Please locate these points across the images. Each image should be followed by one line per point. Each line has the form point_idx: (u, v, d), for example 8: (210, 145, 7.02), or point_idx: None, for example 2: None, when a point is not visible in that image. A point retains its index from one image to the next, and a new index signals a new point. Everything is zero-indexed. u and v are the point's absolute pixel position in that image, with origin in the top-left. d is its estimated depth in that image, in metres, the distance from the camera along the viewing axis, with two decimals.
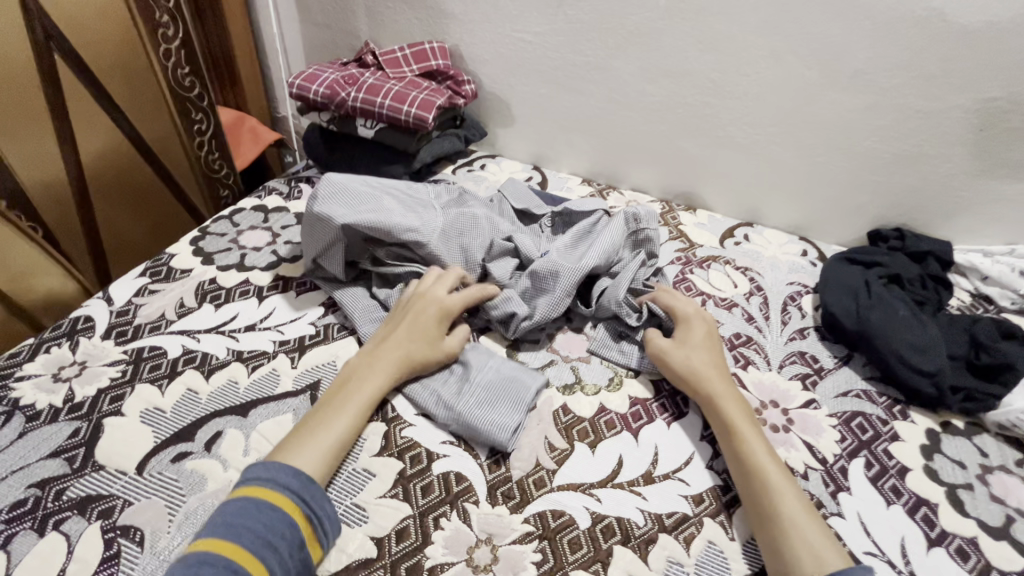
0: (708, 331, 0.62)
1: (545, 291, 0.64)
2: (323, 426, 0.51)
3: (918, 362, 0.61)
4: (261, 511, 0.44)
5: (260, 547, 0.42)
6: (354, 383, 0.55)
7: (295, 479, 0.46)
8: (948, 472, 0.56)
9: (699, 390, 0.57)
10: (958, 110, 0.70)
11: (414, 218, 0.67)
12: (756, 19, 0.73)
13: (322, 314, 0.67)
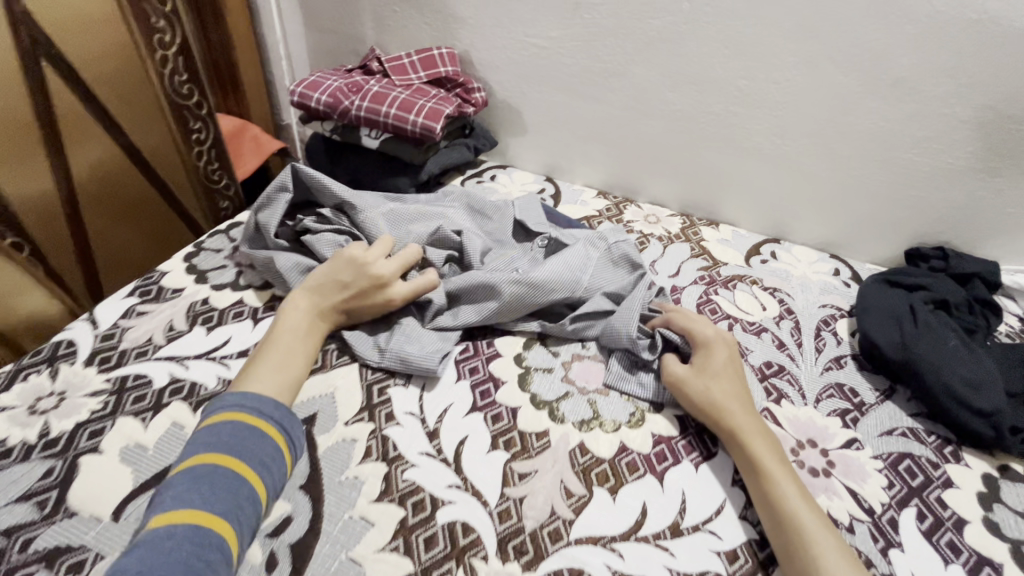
0: (730, 357, 0.57)
1: (476, 299, 0.63)
2: (271, 366, 0.53)
3: (973, 399, 0.55)
4: (256, 432, 0.46)
5: (261, 466, 0.44)
6: (296, 331, 0.57)
7: (276, 411, 0.48)
8: (1011, 526, 0.50)
9: (718, 418, 0.53)
10: (1011, 120, 0.65)
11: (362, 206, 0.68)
12: (788, 23, 0.68)
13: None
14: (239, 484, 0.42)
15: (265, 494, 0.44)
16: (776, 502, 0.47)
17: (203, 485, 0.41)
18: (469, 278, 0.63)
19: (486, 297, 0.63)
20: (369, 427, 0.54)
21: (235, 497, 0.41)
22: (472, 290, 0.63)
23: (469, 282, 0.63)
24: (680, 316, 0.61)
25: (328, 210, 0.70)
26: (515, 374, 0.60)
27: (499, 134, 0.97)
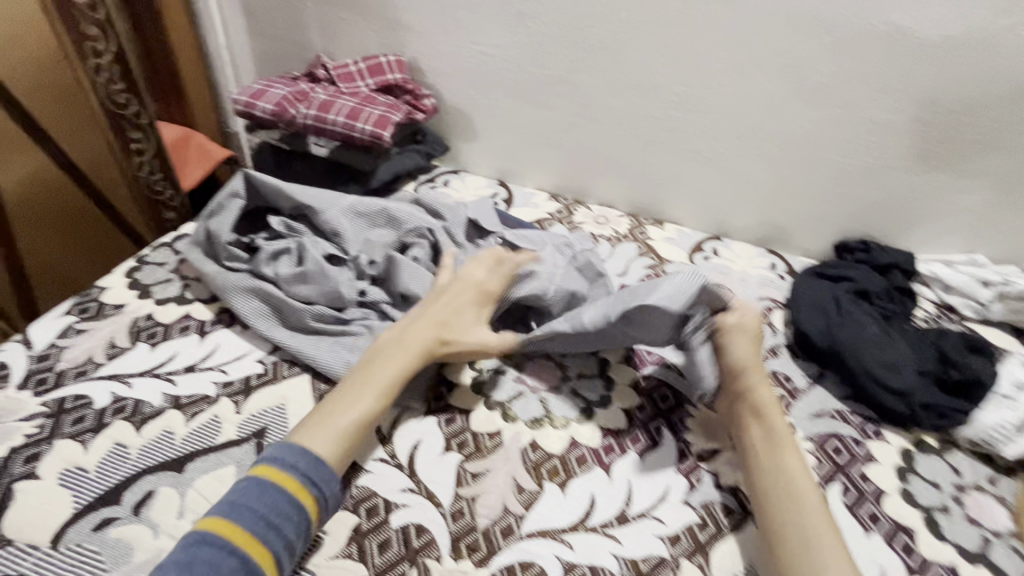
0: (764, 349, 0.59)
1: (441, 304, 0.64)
2: (350, 402, 0.52)
3: (890, 380, 0.60)
4: (265, 493, 0.46)
5: (263, 531, 0.44)
6: (382, 361, 0.55)
7: (301, 460, 0.48)
8: (924, 494, 0.55)
9: (744, 397, 0.54)
10: (919, 122, 0.71)
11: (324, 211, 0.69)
12: (718, 32, 0.72)
13: (271, 350, 0.62)
14: (231, 554, 0.42)
15: (269, 562, 0.43)
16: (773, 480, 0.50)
17: (198, 555, 0.42)
18: (410, 271, 0.64)
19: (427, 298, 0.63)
20: None
21: (222, 567, 0.42)
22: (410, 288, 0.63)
23: (406, 274, 0.64)
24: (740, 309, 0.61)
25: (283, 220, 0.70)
26: (468, 378, 0.61)
27: (450, 140, 0.97)
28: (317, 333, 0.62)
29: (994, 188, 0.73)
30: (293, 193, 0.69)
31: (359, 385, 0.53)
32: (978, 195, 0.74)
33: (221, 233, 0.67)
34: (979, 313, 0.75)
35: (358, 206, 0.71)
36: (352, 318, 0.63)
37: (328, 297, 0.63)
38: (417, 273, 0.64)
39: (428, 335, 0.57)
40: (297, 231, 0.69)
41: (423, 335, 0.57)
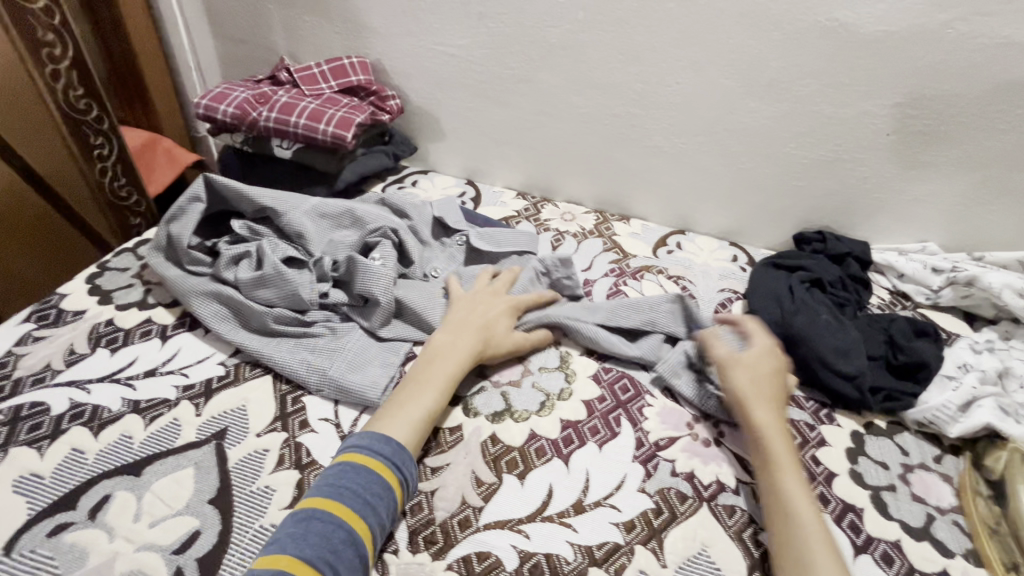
0: (775, 358, 0.59)
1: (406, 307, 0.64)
2: (413, 396, 0.53)
3: (840, 365, 0.62)
4: (360, 474, 0.47)
5: (362, 506, 0.45)
6: (440, 361, 0.57)
7: (386, 447, 0.49)
8: (872, 475, 0.57)
9: (744, 409, 0.54)
10: (868, 115, 0.72)
11: (289, 214, 0.69)
12: (672, 30, 0.73)
13: (232, 353, 0.62)
14: (339, 527, 0.44)
15: (369, 537, 0.45)
16: (777, 489, 0.49)
17: (307, 530, 0.43)
18: (368, 275, 0.63)
19: (385, 301, 0.62)
20: (283, 436, 0.55)
21: (332, 541, 0.43)
22: (367, 291, 0.62)
23: (364, 277, 0.63)
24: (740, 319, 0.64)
25: (245, 223, 0.70)
26: None
27: (418, 140, 0.98)
28: (279, 337, 0.63)
29: (941, 178, 0.75)
30: (254, 196, 0.69)
31: (421, 382, 0.55)
32: (927, 185, 0.76)
33: (182, 237, 0.66)
34: (931, 299, 0.78)
35: (321, 207, 0.71)
36: (314, 320, 0.64)
37: (288, 301, 0.63)
38: (375, 276, 0.62)
39: (475, 338, 0.59)
40: (261, 234, 0.70)
41: (469, 339, 0.59)
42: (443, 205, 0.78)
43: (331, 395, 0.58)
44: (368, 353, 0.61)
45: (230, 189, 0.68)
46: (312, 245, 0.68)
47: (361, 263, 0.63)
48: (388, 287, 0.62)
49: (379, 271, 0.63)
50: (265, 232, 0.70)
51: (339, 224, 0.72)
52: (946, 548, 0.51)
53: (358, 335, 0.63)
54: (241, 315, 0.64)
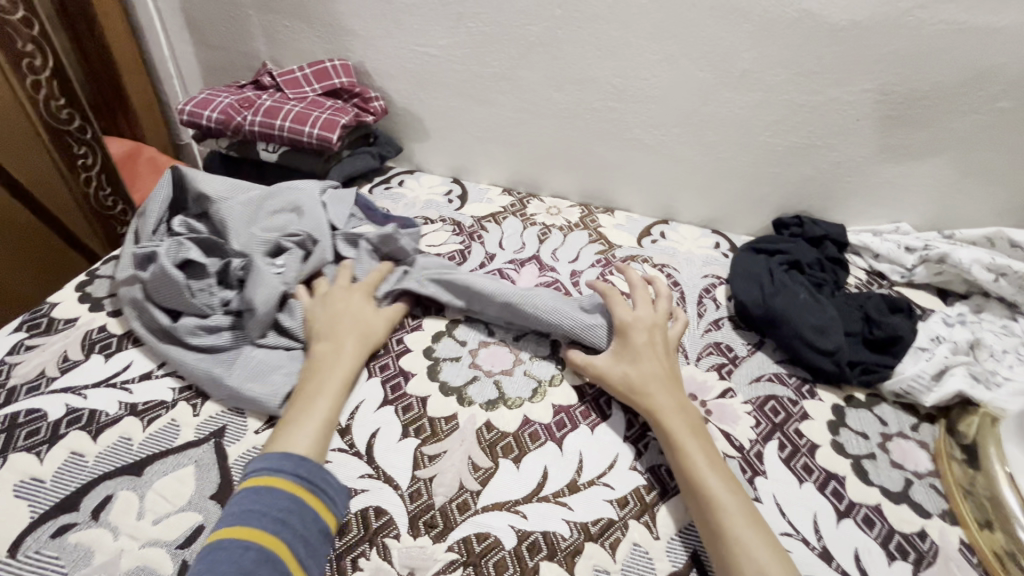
0: (650, 337, 0.61)
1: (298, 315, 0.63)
2: (306, 409, 0.53)
3: (819, 342, 0.64)
4: (265, 495, 0.46)
5: (268, 523, 0.44)
6: (324, 370, 0.57)
7: (287, 461, 0.48)
8: (853, 444, 0.59)
9: (641, 397, 0.56)
10: (838, 102, 0.75)
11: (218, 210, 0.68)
12: (648, 25, 0.75)
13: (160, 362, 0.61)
14: (246, 549, 0.42)
15: (285, 550, 0.43)
16: (689, 473, 0.50)
17: (212, 560, 0.42)
18: (260, 284, 0.62)
19: (264, 311, 0.61)
20: None
21: (241, 564, 0.42)
22: (250, 298, 0.61)
23: (253, 284, 0.62)
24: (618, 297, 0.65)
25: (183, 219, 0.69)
26: (425, 366, 0.63)
27: (403, 141, 0.99)
28: (186, 345, 0.61)
29: (910, 160, 0.78)
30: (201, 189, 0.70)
31: (311, 394, 0.55)
32: (896, 167, 0.79)
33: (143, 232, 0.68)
34: (906, 277, 0.81)
35: (254, 202, 0.70)
36: (215, 328, 0.62)
37: (190, 310, 0.62)
38: (262, 284, 0.62)
39: (348, 338, 0.60)
40: (198, 230, 0.69)
41: (345, 341, 0.60)
42: (333, 198, 0.76)
43: (229, 402, 0.57)
44: (269, 364, 0.59)
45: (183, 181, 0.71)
46: (232, 236, 0.66)
47: (257, 270, 0.63)
48: (270, 296, 0.61)
49: (270, 281, 0.62)
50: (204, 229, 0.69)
51: (276, 216, 0.71)
52: (924, 510, 0.54)
53: (251, 350, 0.61)
54: (147, 317, 0.62)
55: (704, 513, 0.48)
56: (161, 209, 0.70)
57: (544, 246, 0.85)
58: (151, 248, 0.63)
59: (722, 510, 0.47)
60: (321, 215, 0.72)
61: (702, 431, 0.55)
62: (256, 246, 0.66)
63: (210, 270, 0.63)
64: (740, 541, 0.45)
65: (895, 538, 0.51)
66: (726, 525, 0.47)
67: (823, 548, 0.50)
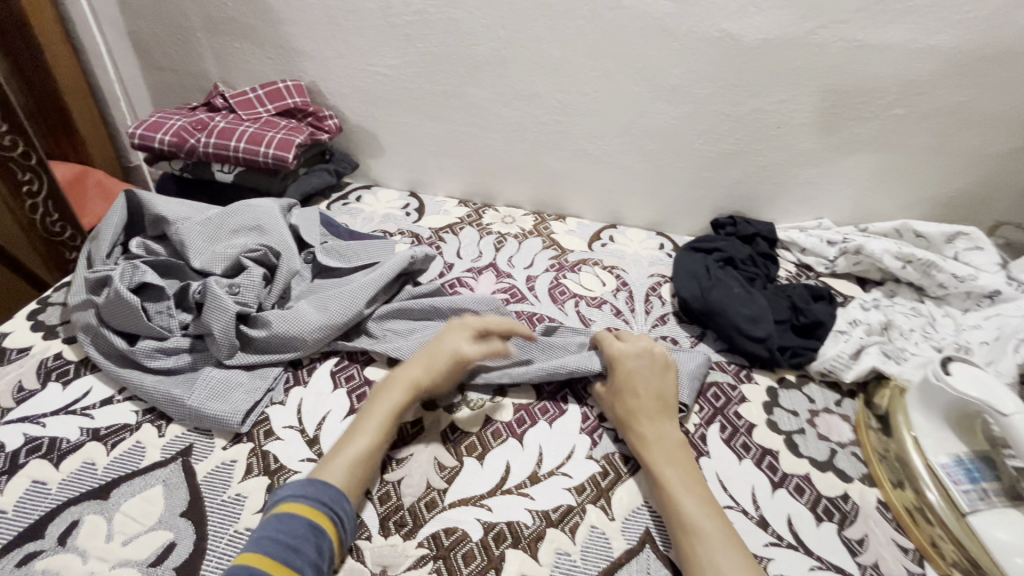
0: (647, 374, 0.61)
1: (260, 332, 0.64)
2: (347, 441, 0.54)
3: (752, 331, 0.71)
4: (284, 522, 0.46)
5: (281, 547, 0.44)
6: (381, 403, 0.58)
7: (308, 489, 0.49)
8: (785, 422, 0.65)
9: (633, 428, 0.58)
10: (758, 111, 0.82)
11: (176, 230, 0.69)
12: (586, 44, 0.80)
13: (119, 388, 0.61)
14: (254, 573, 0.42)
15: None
16: (668, 499, 0.53)
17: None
18: (216, 310, 0.61)
19: (224, 335, 0.61)
20: (249, 446, 0.57)
21: None
22: (209, 325, 0.61)
23: (211, 309, 0.61)
24: (611, 336, 0.66)
25: (138, 239, 0.70)
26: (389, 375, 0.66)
27: (359, 158, 1.02)
28: (144, 367, 0.62)
29: (825, 163, 0.87)
30: (152, 210, 0.71)
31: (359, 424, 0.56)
32: (814, 169, 0.88)
33: (97, 253, 0.68)
34: (829, 268, 0.89)
35: (215, 220, 0.71)
36: (172, 350, 0.62)
37: (148, 332, 0.62)
38: (220, 309, 0.61)
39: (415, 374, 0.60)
40: (156, 251, 0.70)
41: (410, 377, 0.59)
42: (301, 216, 0.79)
43: (190, 423, 0.58)
44: (233, 383, 0.60)
45: (137, 199, 0.72)
46: (191, 255, 0.68)
47: (213, 295, 0.62)
48: (227, 323, 0.61)
49: (227, 305, 0.61)
50: (162, 250, 0.71)
51: (237, 235, 0.72)
52: (847, 475, 0.60)
53: (211, 370, 0.62)
54: (103, 340, 0.62)
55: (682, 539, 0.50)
56: (117, 230, 0.71)
57: (500, 254, 0.89)
58: (105, 272, 0.64)
59: (697, 538, 0.49)
60: (284, 230, 0.74)
61: (687, 459, 0.56)
62: (217, 263, 0.68)
63: (166, 293, 0.64)
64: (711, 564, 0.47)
65: (823, 502, 0.57)
66: (699, 553, 0.48)
67: (760, 517, 0.56)
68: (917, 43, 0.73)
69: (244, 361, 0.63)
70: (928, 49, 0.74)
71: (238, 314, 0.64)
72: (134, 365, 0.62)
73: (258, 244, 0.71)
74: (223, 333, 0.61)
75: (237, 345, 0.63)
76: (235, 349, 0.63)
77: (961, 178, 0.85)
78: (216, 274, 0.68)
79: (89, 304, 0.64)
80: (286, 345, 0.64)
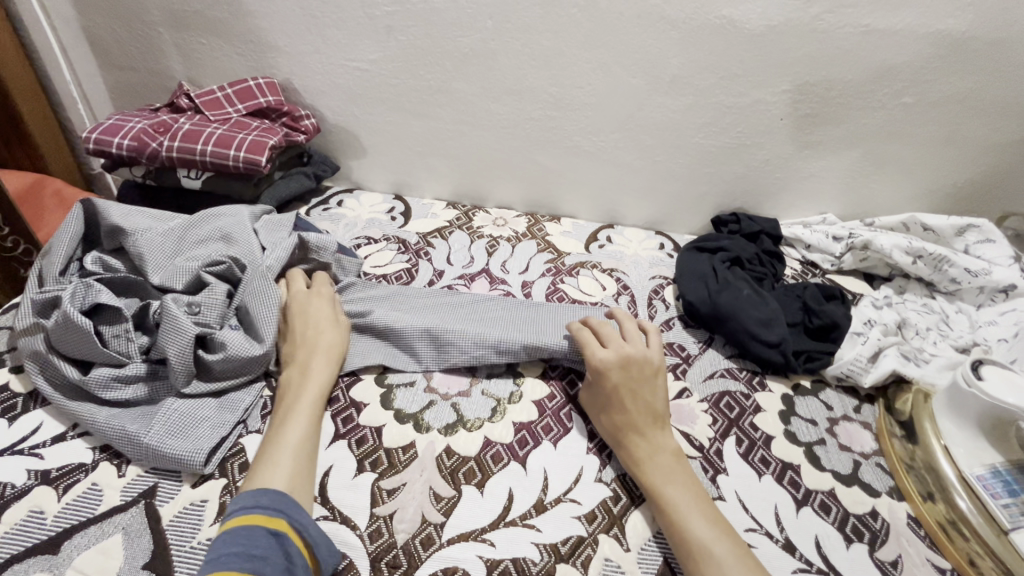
0: (628, 376, 0.56)
1: (218, 353, 0.57)
2: (277, 430, 0.52)
3: (765, 335, 0.66)
4: (240, 537, 0.42)
5: (244, 562, 0.40)
6: (294, 392, 0.55)
7: (263, 497, 0.45)
8: (804, 432, 0.61)
9: (625, 443, 0.54)
10: (761, 103, 0.78)
11: (129, 240, 0.62)
12: (580, 34, 0.75)
13: (72, 425, 0.55)
14: None
15: None
16: (671, 522, 0.48)
17: None
18: (172, 333, 0.55)
19: (180, 360, 0.55)
20: (222, 483, 0.52)
21: None
22: (164, 349, 0.55)
23: (166, 331, 0.55)
24: (592, 341, 0.60)
25: (94, 255, 0.63)
26: (378, 395, 0.61)
27: (340, 159, 0.96)
28: (98, 399, 0.55)
29: (830, 155, 0.83)
30: (108, 221, 0.65)
31: (283, 418, 0.53)
32: (820, 162, 0.84)
33: (46, 272, 0.62)
34: (836, 265, 0.85)
35: (177, 231, 0.65)
36: (129, 379, 0.56)
37: (103, 360, 0.56)
38: (176, 331, 0.55)
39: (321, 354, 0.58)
40: (114, 268, 0.64)
41: (316, 359, 0.58)
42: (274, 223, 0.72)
43: (146, 462, 0.52)
44: (196, 418, 0.54)
45: (93, 210, 0.66)
46: (150, 270, 0.62)
47: (169, 315, 0.56)
48: (183, 348, 0.55)
49: (184, 326, 0.55)
50: (121, 266, 0.64)
51: (204, 246, 0.66)
52: (873, 489, 0.56)
53: (173, 402, 0.55)
54: (51, 370, 0.56)
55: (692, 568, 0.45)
56: (71, 246, 0.64)
57: (493, 259, 0.83)
58: (55, 292, 0.57)
59: (707, 561, 0.45)
60: (254, 239, 0.67)
61: (686, 474, 0.52)
62: (178, 279, 0.62)
63: (124, 315, 0.57)
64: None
65: (850, 520, 0.53)
66: None
67: (786, 540, 0.51)
68: (926, 27, 0.70)
69: (208, 388, 0.57)
70: (937, 34, 0.70)
71: (198, 335, 0.57)
72: (89, 396, 0.56)
73: (224, 254, 0.64)
74: (179, 359, 0.55)
75: (195, 370, 0.56)
76: (191, 376, 0.56)
77: (969, 167, 0.82)
78: (176, 291, 0.62)
79: (36, 329, 0.57)
80: (249, 367, 0.58)
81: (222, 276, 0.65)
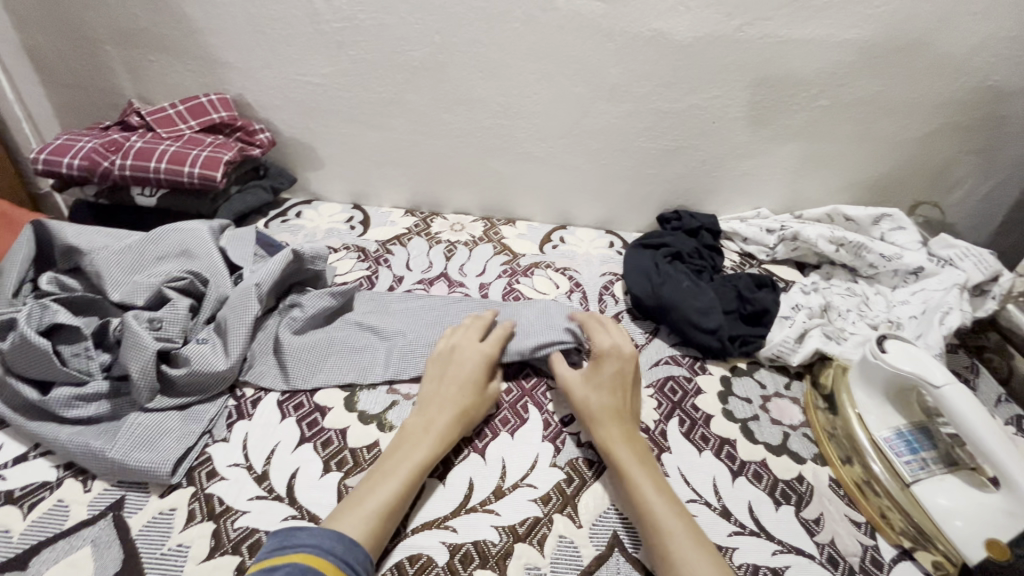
0: (620, 368, 0.61)
1: (182, 367, 0.58)
2: (371, 489, 0.50)
3: (703, 322, 0.72)
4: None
5: None
6: (407, 447, 0.54)
7: (340, 546, 0.45)
8: (740, 410, 0.67)
9: (598, 429, 0.58)
10: (695, 108, 0.84)
11: (89, 260, 0.63)
12: (524, 47, 0.80)
13: (34, 444, 0.56)
14: None
15: None
16: (636, 500, 0.52)
17: None
18: (134, 349, 0.56)
19: (142, 376, 0.56)
20: (190, 490, 0.53)
21: None
22: (126, 367, 0.56)
23: (128, 349, 0.56)
24: (595, 328, 0.66)
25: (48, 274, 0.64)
26: (341, 399, 0.63)
27: (297, 171, 0.97)
28: (60, 418, 0.56)
29: (760, 154, 0.90)
30: (62, 242, 0.65)
31: (381, 475, 0.52)
32: (751, 161, 0.91)
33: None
34: (770, 255, 0.92)
35: (134, 247, 0.66)
36: (91, 397, 0.57)
37: (63, 379, 0.56)
38: (138, 348, 0.56)
39: (449, 408, 0.57)
40: (70, 287, 0.65)
41: (444, 412, 0.57)
42: (232, 236, 0.74)
43: (112, 477, 0.53)
44: (161, 431, 0.56)
45: (45, 231, 0.66)
46: (109, 288, 0.63)
47: (130, 332, 0.57)
48: (145, 365, 0.56)
49: (146, 343, 0.56)
50: (78, 285, 0.65)
51: (162, 262, 0.67)
52: (800, 456, 0.62)
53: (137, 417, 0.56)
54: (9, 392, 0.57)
55: (649, 537, 0.49)
56: (24, 266, 0.64)
57: (451, 263, 0.87)
58: (9, 315, 0.57)
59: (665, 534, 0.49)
60: (214, 255, 0.69)
61: (648, 456, 0.56)
62: (138, 295, 0.63)
63: (83, 334, 0.58)
64: (680, 559, 0.47)
65: (779, 485, 0.59)
66: (674, 554, 0.48)
67: (723, 507, 0.57)
68: (835, 37, 0.77)
69: (172, 402, 0.58)
70: (846, 42, 0.77)
71: (160, 351, 0.59)
72: (49, 415, 0.57)
73: (184, 271, 0.66)
74: (143, 375, 0.56)
75: (158, 387, 0.58)
76: (154, 391, 0.58)
77: (884, 161, 0.91)
78: (137, 307, 0.63)
79: None
80: (212, 379, 0.60)
81: (184, 292, 0.66)
